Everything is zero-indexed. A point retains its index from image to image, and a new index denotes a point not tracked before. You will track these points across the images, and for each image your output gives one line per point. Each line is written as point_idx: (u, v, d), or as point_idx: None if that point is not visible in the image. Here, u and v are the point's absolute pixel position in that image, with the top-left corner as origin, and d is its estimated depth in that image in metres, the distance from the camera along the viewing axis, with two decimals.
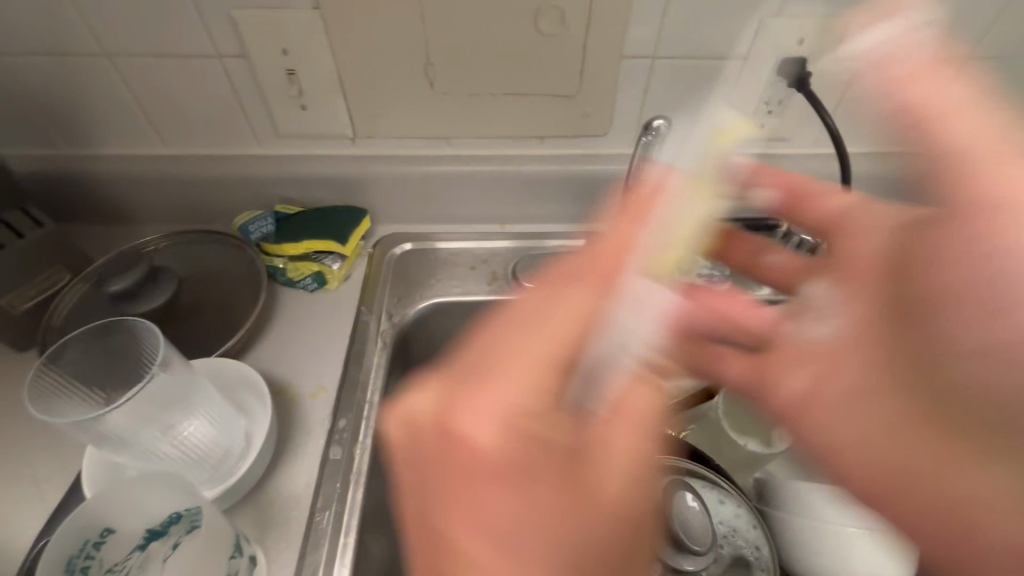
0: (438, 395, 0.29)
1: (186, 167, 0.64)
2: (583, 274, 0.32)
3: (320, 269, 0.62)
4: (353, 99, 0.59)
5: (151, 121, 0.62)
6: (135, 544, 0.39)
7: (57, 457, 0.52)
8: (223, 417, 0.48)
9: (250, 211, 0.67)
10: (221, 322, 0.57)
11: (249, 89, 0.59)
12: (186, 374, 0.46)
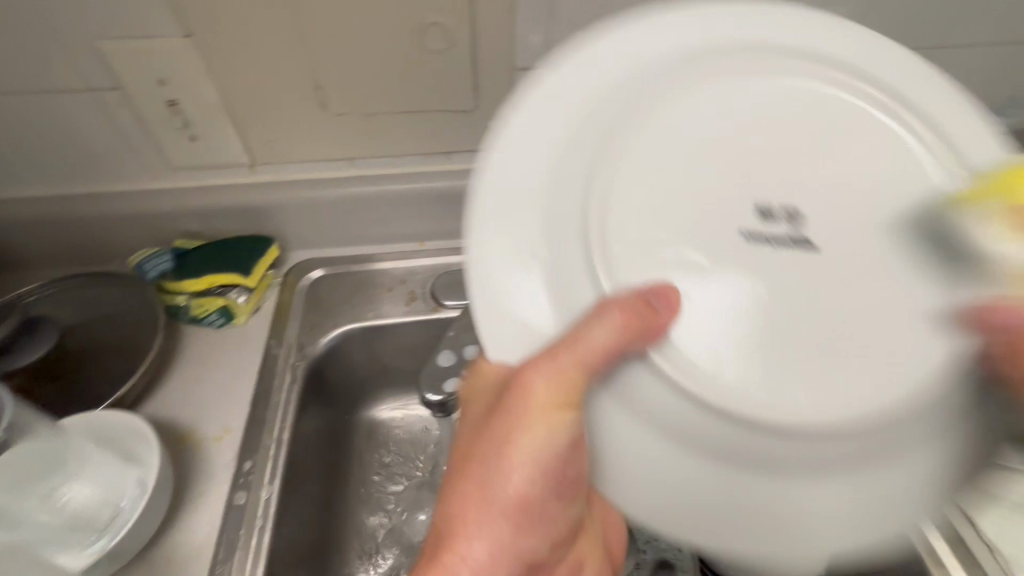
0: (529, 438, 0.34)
1: (72, 206, 0.61)
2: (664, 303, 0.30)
3: (225, 303, 0.60)
4: (245, 126, 0.57)
5: (27, 162, 0.58)
6: None
7: None
8: (108, 475, 0.44)
9: (149, 247, 0.63)
10: (112, 367, 0.53)
11: (131, 123, 0.56)
12: (55, 439, 0.43)
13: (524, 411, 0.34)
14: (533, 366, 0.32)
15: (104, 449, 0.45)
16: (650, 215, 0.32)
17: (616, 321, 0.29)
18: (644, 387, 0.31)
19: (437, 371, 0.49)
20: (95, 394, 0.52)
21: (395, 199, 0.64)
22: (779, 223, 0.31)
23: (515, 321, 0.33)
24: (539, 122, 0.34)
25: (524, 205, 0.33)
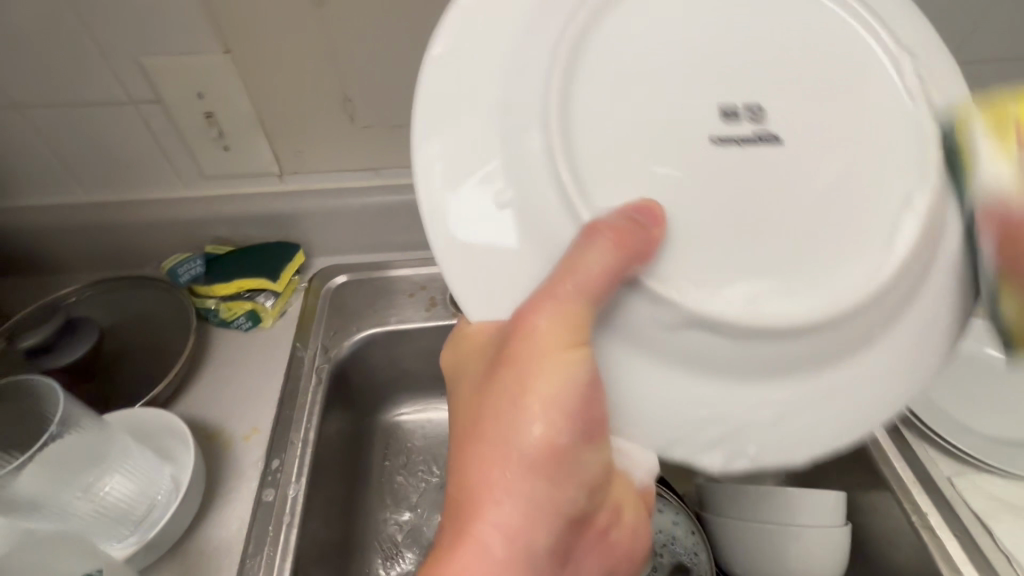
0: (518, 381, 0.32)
1: (110, 212, 0.63)
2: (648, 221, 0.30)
3: (253, 307, 0.62)
4: (275, 137, 0.60)
5: (70, 170, 0.61)
6: None
7: None
8: (144, 471, 0.46)
9: (180, 253, 0.66)
10: (146, 369, 0.56)
11: (168, 134, 0.59)
12: (96, 432, 0.44)
13: (527, 349, 0.32)
14: (532, 301, 0.31)
15: (140, 446, 0.47)
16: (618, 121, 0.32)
17: (610, 241, 0.29)
18: (650, 306, 0.31)
19: None
20: (130, 393, 0.54)
21: (417, 208, 0.66)
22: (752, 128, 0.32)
23: (486, 244, 0.32)
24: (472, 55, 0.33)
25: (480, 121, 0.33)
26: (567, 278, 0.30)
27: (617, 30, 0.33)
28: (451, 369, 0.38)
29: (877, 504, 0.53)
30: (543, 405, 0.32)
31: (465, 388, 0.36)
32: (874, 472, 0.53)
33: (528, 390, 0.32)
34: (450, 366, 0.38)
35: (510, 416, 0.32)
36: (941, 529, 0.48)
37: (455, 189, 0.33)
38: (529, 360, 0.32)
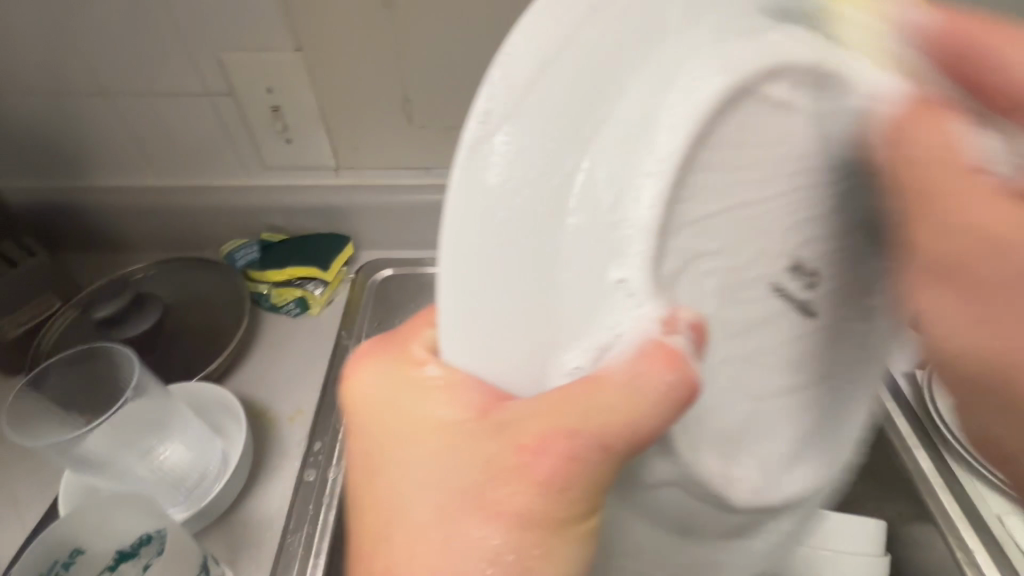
0: (481, 510, 0.26)
1: (177, 196, 0.67)
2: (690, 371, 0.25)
3: (302, 294, 0.64)
4: (335, 132, 0.62)
5: (145, 155, 0.65)
6: (105, 565, 0.39)
7: (26, 466, 0.51)
8: (198, 441, 0.49)
9: (238, 238, 0.69)
10: (201, 345, 0.59)
11: (236, 125, 0.62)
12: (160, 400, 0.47)
13: (513, 499, 0.25)
14: (550, 436, 0.25)
15: (196, 417, 0.50)
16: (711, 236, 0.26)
17: (654, 395, 0.24)
18: (671, 468, 0.28)
19: None
20: (188, 366, 0.57)
21: None
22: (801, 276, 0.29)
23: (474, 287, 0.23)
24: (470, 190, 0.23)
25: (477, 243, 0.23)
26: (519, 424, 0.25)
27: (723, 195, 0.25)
28: (377, 404, 0.30)
29: (920, 536, 0.51)
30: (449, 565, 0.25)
31: (389, 488, 0.28)
32: (917, 502, 0.51)
33: (478, 523, 0.25)
34: (374, 396, 0.31)
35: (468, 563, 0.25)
36: (989, 569, 0.46)
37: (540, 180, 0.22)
38: (511, 493, 0.25)
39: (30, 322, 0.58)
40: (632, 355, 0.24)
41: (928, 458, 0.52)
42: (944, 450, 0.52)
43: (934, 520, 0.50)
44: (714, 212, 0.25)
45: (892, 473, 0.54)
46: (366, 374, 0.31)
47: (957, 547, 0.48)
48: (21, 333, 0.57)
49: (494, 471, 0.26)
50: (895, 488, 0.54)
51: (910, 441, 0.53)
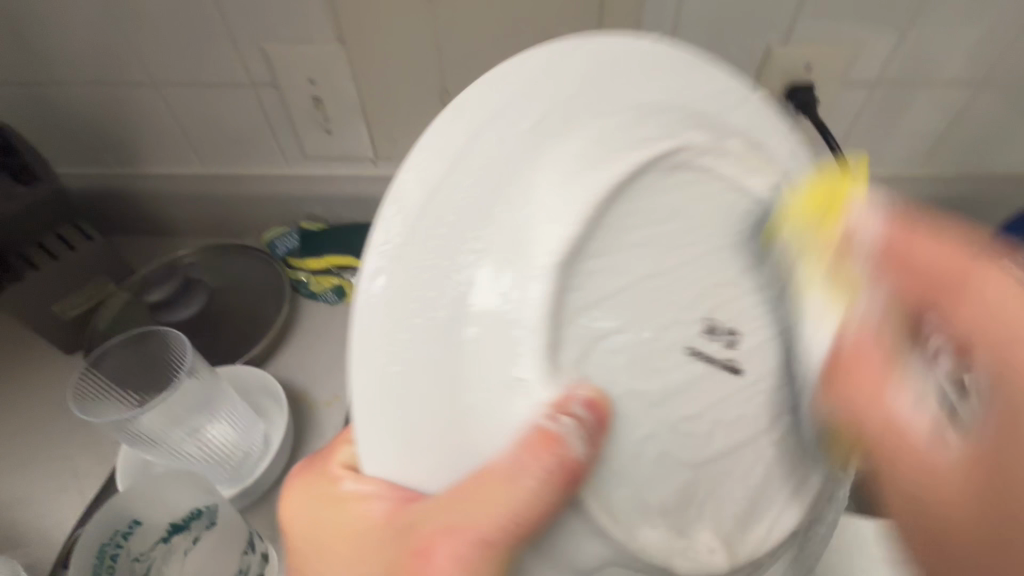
0: None
1: (223, 185, 0.69)
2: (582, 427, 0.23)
3: (339, 283, 0.65)
4: (374, 123, 0.63)
5: (192, 144, 0.67)
6: (159, 536, 0.42)
7: (88, 440, 0.54)
8: (244, 423, 0.51)
9: (279, 226, 0.71)
10: (245, 330, 0.61)
11: (280, 116, 0.63)
12: (210, 382, 0.49)
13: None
14: (437, 530, 0.25)
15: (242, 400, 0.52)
16: (612, 292, 0.25)
17: (525, 475, 0.23)
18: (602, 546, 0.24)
19: None
20: (234, 350, 0.60)
21: None
22: (720, 333, 0.26)
23: (403, 403, 0.26)
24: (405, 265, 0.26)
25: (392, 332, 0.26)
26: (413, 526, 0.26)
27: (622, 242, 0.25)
28: (307, 535, 0.31)
29: None
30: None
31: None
32: None
33: None
34: (303, 524, 0.32)
35: None
36: None
37: (453, 246, 0.25)
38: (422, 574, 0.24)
39: (86, 304, 0.60)
40: (512, 443, 0.24)
41: None
42: None
43: None
44: (600, 283, 0.25)
45: None
46: (293, 505, 0.33)
47: None
48: (76, 315, 0.60)
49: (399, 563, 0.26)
50: None
51: None
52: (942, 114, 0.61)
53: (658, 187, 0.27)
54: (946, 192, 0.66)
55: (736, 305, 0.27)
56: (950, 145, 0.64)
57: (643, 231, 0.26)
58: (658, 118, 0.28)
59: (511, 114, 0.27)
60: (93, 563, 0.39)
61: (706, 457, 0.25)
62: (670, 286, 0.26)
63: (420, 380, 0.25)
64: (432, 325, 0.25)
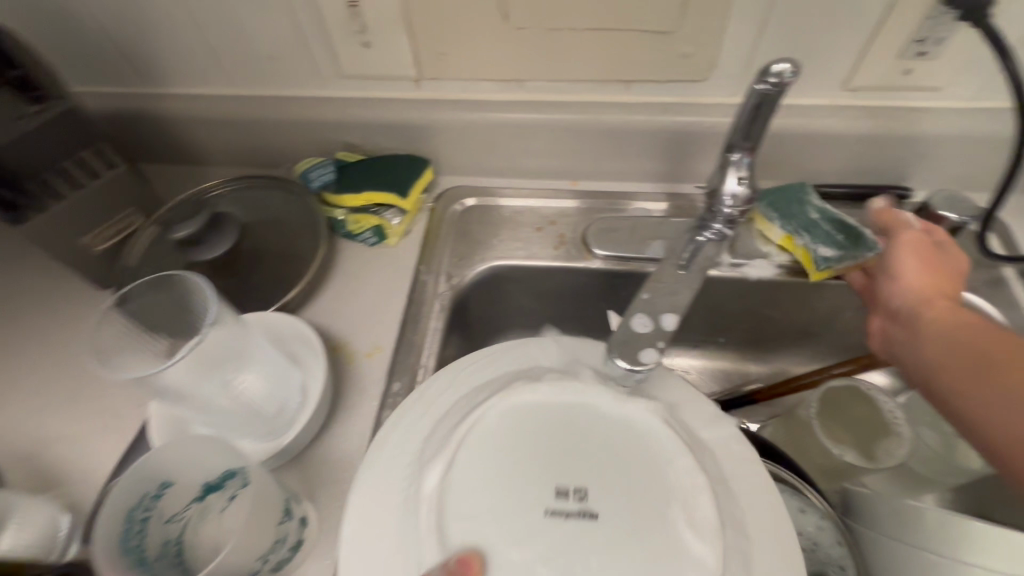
0: None
1: (250, 109, 0.62)
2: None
3: (379, 223, 0.60)
4: (418, 35, 0.54)
5: (215, 61, 0.59)
6: (193, 495, 0.39)
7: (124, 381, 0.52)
8: (277, 372, 0.47)
9: (313, 156, 0.65)
10: (279, 270, 0.57)
11: (311, 26, 0.54)
12: (235, 329, 0.44)
13: None
14: None
15: (272, 349, 0.48)
16: (473, 482, 0.33)
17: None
18: None
19: (628, 334, 0.36)
20: (268, 294, 0.55)
21: (562, 130, 0.60)
22: (569, 498, 0.32)
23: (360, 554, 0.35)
24: (394, 453, 0.38)
25: (389, 498, 0.36)
26: None
27: (485, 444, 0.35)
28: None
29: None
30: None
31: None
32: None
33: None
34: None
35: None
36: None
37: (418, 451, 0.38)
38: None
39: (114, 239, 0.57)
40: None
41: None
42: None
43: None
44: (467, 477, 0.34)
45: None
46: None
47: None
48: (105, 249, 0.56)
49: None
50: None
51: None
52: None
53: (493, 412, 0.36)
54: None
55: (583, 474, 0.34)
56: None
57: (500, 443, 0.35)
58: (520, 357, 0.41)
59: (454, 377, 0.41)
60: (121, 530, 0.35)
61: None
62: (516, 490, 0.33)
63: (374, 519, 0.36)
64: (403, 521, 0.35)
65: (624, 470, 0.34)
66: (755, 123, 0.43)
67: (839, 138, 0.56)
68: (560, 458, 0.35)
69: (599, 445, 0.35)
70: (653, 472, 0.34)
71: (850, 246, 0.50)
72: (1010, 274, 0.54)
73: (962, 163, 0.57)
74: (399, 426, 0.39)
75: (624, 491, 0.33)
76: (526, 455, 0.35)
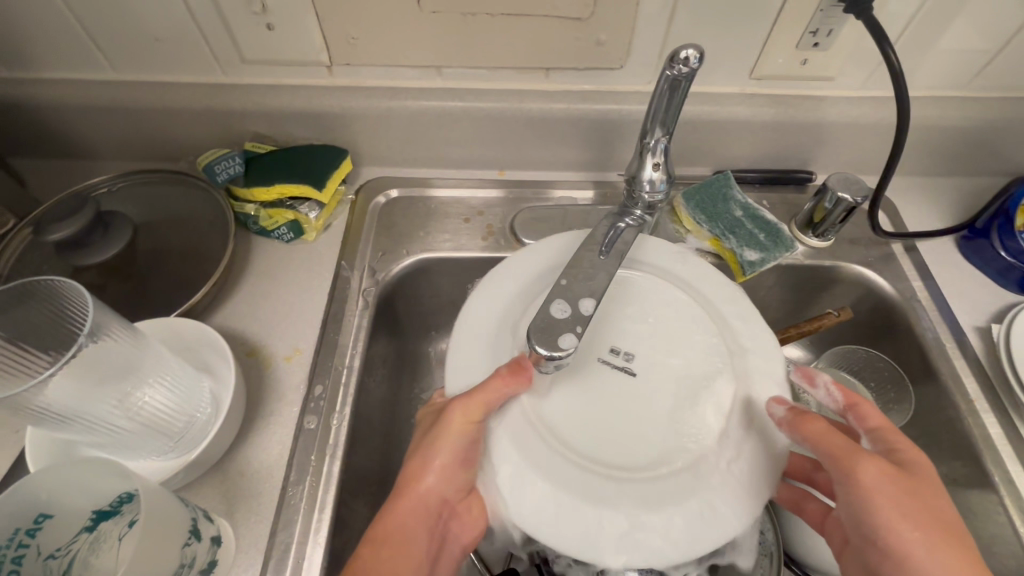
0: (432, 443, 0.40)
1: (142, 96, 0.57)
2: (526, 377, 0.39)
3: (295, 218, 0.56)
4: (326, 17, 0.51)
5: (96, 42, 0.53)
6: (81, 525, 0.34)
7: None
8: (182, 384, 0.43)
9: (220, 148, 0.60)
10: (182, 273, 0.52)
11: (203, 5, 0.50)
12: (130, 339, 0.40)
13: (448, 438, 0.40)
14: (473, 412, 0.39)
15: (177, 359, 0.44)
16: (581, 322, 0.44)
17: (499, 386, 0.39)
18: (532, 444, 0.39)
19: (547, 321, 0.36)
20: (170, 299, 0.51)
21: (485, 118, 0.59)
22: (619, 355, 0.42)
23: (461, 352, 0.43)
24: (503, 287, 0.45)
25: (493, 314, 0.44)
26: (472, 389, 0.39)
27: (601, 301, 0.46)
28: (418, 435, 0.44)
29: (975, 505, 0.47)
30: (447, 455, 0.40)
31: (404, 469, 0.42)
32: (975, 463, 0.47)
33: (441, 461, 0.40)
34: (422, 427, 0.44)
35: (427, 475, 0.41)
36: None
37: (524, 289, 0.45)
38: (453, 438, 0.39)
39: None
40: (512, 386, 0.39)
41: (993, 421, 0.48)
42: (1014, 413, 0.49)
43: (996, 486, 0.46)
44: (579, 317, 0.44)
45: (951, 438, 0.49)
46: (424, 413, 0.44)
47: (1020, 519, 0.44)
48: None
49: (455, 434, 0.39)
50: (951, 450, 0.50)
51: (976, 402, 0.49)
52: (1006, 24, 0.51)
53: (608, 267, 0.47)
54: (988, 118, 0.59)
55: (652, 326, 0.44)
56: (1003, 64, 0.55)
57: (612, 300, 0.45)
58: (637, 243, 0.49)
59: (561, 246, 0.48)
60: None
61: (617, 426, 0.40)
62: (602, 332, 0.44)
63: (474, 330, 0.43)
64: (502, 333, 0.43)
65: (666, 321, 0.44)
66: (666, 108, 0.44)
67: (749, 125, 0.59)
68: (637, 313, 0.45)
69: (666, 304, 0.45)
70: (693, 332, 0.44)
71: (771, 246, 0.54)
72: (898, 249, 0.59)
73: (855, 148, 0.62)
74: (504, 272, 0.46)
75: (678, 334, 0.44)
76: (619, 309, 0.45)
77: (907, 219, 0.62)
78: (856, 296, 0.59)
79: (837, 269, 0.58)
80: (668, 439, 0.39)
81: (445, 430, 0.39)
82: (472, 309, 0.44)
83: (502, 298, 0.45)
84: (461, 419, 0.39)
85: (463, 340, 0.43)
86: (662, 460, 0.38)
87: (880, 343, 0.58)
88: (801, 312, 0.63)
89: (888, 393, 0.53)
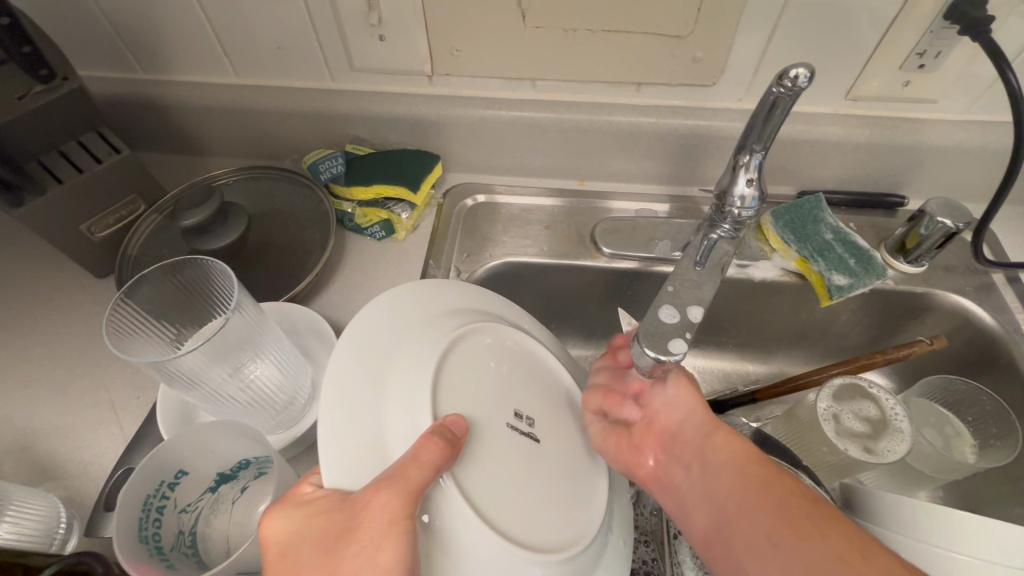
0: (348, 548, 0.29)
1: (258, 99, 0.62)
2: (457, 424, 0.33)
3: (389, 217, 0.59)
4: (435, 30, 0.54)
5: (224, 48, 0.58)
6: (206, 486, 0.38)
7: (129, 376, 0.50)
8: (292, 364, 0.47)
9: (321, 148, 0.64)
10: (285, 263, 0.56)
11: (325, 17, 0.54)
12: (256, 318, 0.43)
13: (373, 546, 0.28)
14: (399, 498, 0.29)
15: (288, 342, 0.47)
16: (462, 389, 0.37)
17: (434, 457, 0.31)
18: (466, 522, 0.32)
19: (656, 326, 0.37)
20: (276, 286, 0.54)
21: (572, 129, 0.60)
22: (523, 420, 0.39)
23: (336, 430, 0.32)
24: (369, 344, 0.37)
25: (366, 379, 0.35)
26: (399, 466, 0.30)
27: (387, 345, 0.37)
28: (287, 548, 0.31)
29: None
30: None
31: None
32: None
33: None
34: (289, 537, 0.31)
35: None
36: None
37: (403, 346, 0.37)
38: (391, 551, 0.28)
39: (116, 225, 0.55)
40: (442, 450, 0.31)
41: None
42: None
43: None
44: (456, 384, 0.37)
45: None
46: (274, 518, 0.32)
47: None
48: (108, 236, 0.55)
49: (388, 535, 0.29)
50: None
51: None
52: None
53: (403, 312, 0.40)
54: None
55: (517, 395, 0.40)
56: None
57: (360, 335, 0.37)
58: (430, 288, 0.43)
59: (385, 300, 0.40)
60: (139, 519, 0.34)
61: (538, 516, 0.35)
62: (486, 402, 0.38)
63: (356, 401, 0.34)
64: (389, 403, 0.34)
65: (524, 391, 0.41)
66: (769, 122, 0.44)
67: (841, 145, 0.58)
68: (498, 377, 0.40)
69: (504, 368, 0.41)
70: (559, 415, 0.42)
71: (861, 273, 0.53)
72: (998, 279, 0.57)
73: (954, 172, 0.60)
74: (375, 323, 0.38)
75: (546, 411, 0.42)
76: (481, 368, 0.39)
77: (1008, 249, 0.60)
78: (951, 326, 0.57)
79: (932, 297, 0.56)
80: (584, 503, 0.39)
81: (371, 535, 0.28)
82: (331, 369, 0.34)
83: (368, 358, 0.36)
84: (386, 509, 0.29)
85: (345, 413, 0.33)
86: (580, 538, 0.37)
87: (977, 375, 0.56)
88: (887, 338, 0.61)
89: (988, 429, 0.51)
